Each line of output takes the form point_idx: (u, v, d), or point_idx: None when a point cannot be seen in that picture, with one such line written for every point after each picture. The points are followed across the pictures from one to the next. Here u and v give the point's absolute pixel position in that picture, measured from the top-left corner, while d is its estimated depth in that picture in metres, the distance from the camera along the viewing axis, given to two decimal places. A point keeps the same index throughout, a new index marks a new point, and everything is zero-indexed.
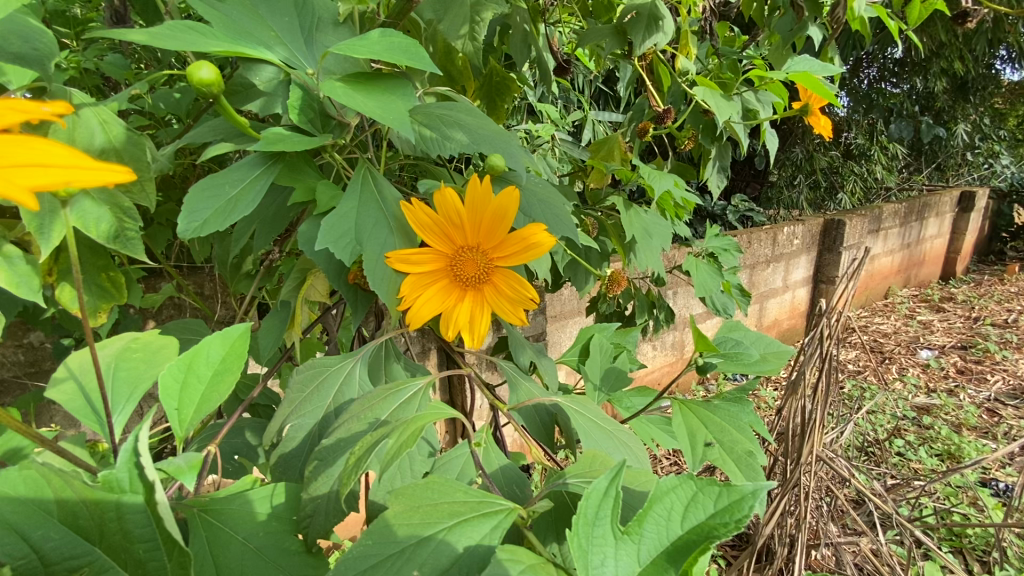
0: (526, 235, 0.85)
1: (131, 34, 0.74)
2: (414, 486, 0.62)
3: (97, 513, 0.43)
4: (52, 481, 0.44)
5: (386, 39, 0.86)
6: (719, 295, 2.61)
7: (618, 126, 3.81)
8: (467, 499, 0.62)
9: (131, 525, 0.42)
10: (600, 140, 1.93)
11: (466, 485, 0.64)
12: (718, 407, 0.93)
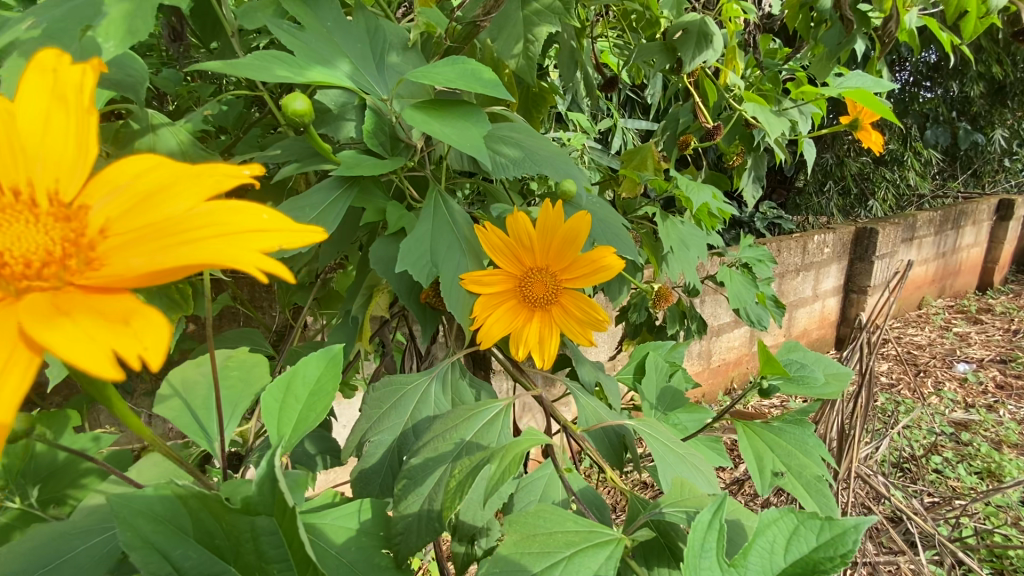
0: (595, 257, 0.86)
1: (214, 65, 0.74)
2: (525, 514, 0.62)
3: (233, 535, 0.46)
4: (189, 504, 0.47)
5: (457, 65, 0.87)
6: (753, 306, 2.57)
7: (645, 133, 3.80)
8: (578, 529, 0.62)
9: (266, 546, 0.45)
10: (632, 150, 1.90)
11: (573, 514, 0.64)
12: (784, 430, 0.93)
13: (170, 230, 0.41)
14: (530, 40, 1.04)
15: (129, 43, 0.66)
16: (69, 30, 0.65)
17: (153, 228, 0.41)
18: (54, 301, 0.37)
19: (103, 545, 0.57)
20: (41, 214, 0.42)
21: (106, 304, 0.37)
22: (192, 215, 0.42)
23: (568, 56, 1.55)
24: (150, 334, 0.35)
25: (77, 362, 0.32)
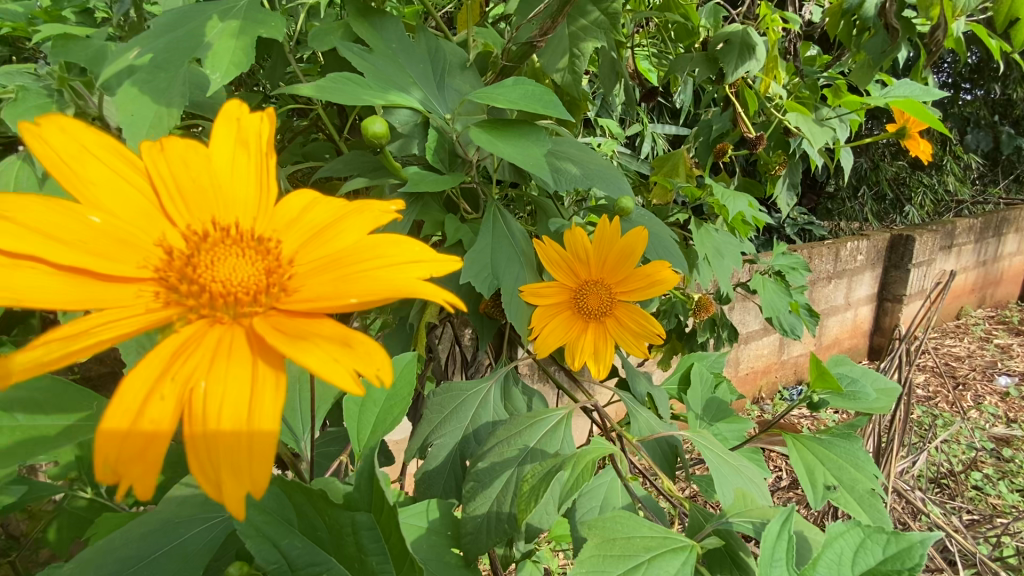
0: (651, 271, 0.89)
1: (305, 89, 0.80)
2: (605, 519, 0.63)
3: (335, 528, 0.50)
4: (293, 498, 0.51)
5: (519, 86, 0.93)
6: (787, 315, 2.53)
7: (674, 137, 3.79)
8: (654, 534, 0.64)
9: (365, 539, 0.49)
10: (663, 157, 1.90)
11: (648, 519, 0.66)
12: (834, 443, 0.95)
13: (352, 260, 0.52)
14: (576, 54, 1.08)
15: (233, 72, 0.72)
16: (174, 60, 0.72)
17: (337, 260, 0.52)
18: (284, 320, 0.46)
19: (204, 533, 0.62)
20: (247, 246, 0.53)
21: (325, 326, 0.44)
22: (364, 248, 0.54)
23: (609, 67, 1.53)
24: (376, 355, 0.42)
25: (332, 377, 0.39)
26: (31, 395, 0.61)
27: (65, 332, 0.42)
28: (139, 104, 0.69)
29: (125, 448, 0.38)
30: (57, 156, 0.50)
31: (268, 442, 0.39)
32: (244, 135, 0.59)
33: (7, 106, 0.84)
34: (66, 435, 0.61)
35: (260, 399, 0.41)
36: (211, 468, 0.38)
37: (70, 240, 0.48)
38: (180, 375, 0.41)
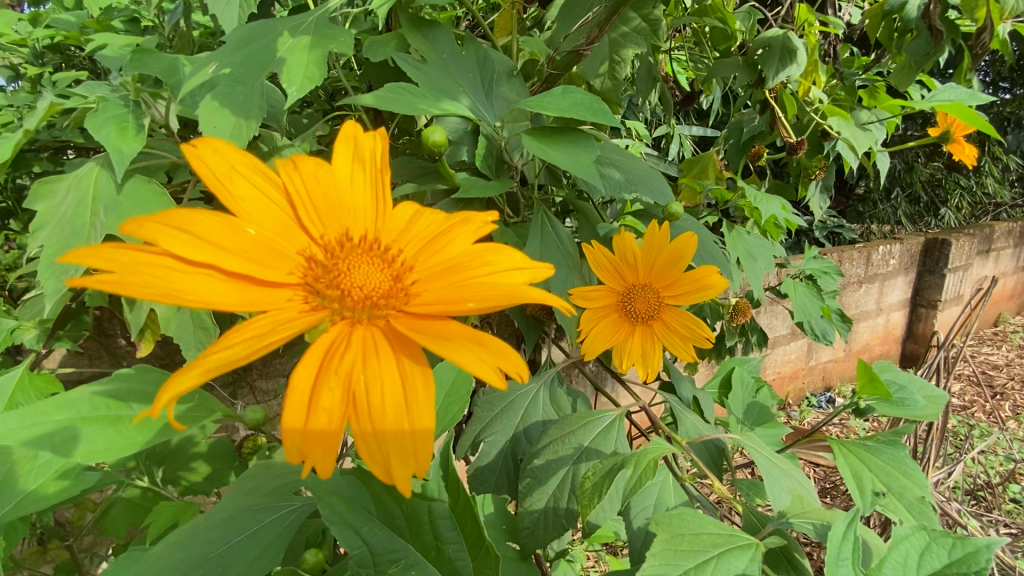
0: (700, 276, 0.90)
1: (365, 99, 0.84)
2: (672, 515, 0.65)
3: (412, 517, 0.53)
4: (371, 486, 0.54)
5: (568, 95, 0.94)
6: (819, 320, 2.47)
7: (700, 139, 3.74)
8: (721, 531, 0.66)
9: (443, 528, 0.52)
10: (691, 159, 1.90)
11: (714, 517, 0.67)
12: (880, 449, 0.95)
13: (463, 271, 0.60)
14: (616, 61, 1.09)
15: (307, 86, 0.76)
16: (250, 73, 0.77)
17: (451, 269, 0.61)
18: (419, 323, 0.53)
19: (281, 519, 0.68)
20: (375, 256, 0.60)
21: (454, 327, 0.51)
22: (471, 260, 0.61)
23: (647, 71, 1.53)
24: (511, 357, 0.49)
25: (483, 377, 0.46)
26: (141, 387, 0.64)
27: (248, 334, 0.49)
28: (220, 116, 0.75)
29: (308, 436, 0.45)
30: (215, 174, 0.57)
31: (427, 431, 0.46)
32: (360, 151, 0.66)
33: (90, 115, 0.90)
34: (171, 426, 0.62)
35: (414, 396, 0.47)
36: (380, 452, 0.45)
37: (233, 250, 0.55)
38: (343, 371, 0.48)
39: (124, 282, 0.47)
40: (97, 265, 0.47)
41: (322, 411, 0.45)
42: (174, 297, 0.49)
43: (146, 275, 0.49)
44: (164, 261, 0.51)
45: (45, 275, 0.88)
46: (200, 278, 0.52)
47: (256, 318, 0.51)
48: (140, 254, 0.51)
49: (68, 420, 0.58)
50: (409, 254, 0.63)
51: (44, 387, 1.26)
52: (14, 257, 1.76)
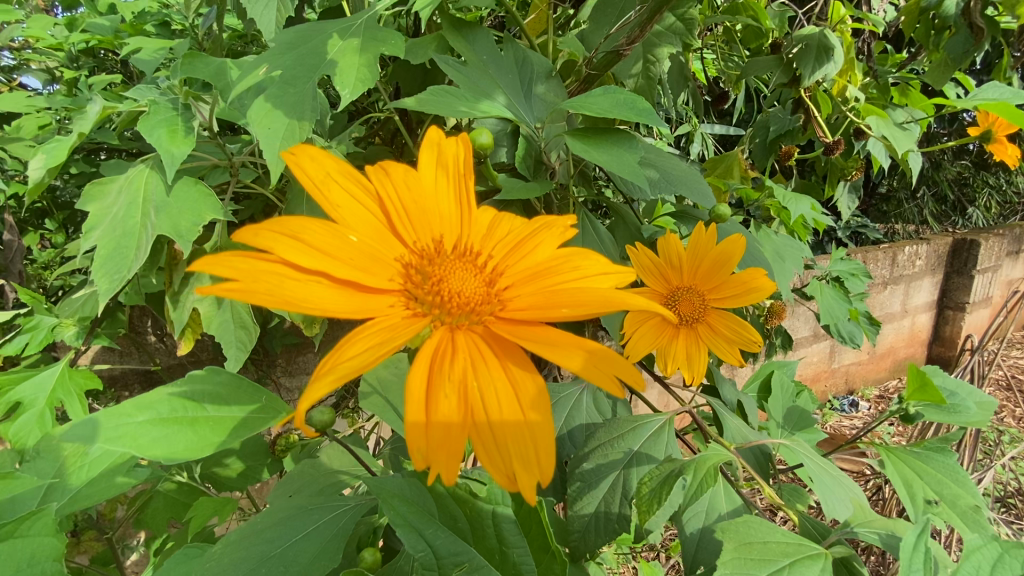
0: (746, 278, 0.89)
1: (408, 102, 0.83)
2: (736, 523, 0.65)
3: (475, 520, 0.54)
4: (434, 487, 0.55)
5: (609, 95, 0.92)
6: (846, 324, 2.40)
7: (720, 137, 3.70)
8: (788, 540, 0.66)
9: (507, 530, 0.54)
10: (716, 159, 1.87)
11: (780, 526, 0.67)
12: (930, 456, 0.93)
13: (549, 278, 0.64)
14: (650, 60, 1.17)
15: (360, 88, 0.78)
16: (300, 76, 0.78)
17: (540, 275, 0.65)
18: (518, 330, 0.57)
19: (335, 521, 0.68)
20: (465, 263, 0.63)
21: (556, 334, 0.54)
22: (553, 269, 0.65)
23: (678, 70, 1.51)
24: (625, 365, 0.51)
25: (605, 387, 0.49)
26: (212, 388, 0.65)
27: (369, 341, 0.51)
28: (273, 118, 0.76)
29: (432, 442, 0.47)
30: (316, 181, 0.58)
31: (547, 437, 0.49)
32: (443, 158, 0.69)
33: (142, 117, 0.92)
34: (244, 426, 0.65)
35: (528, 403, 0.50)
36: (503, 459, 0.47)
37: (340, 256, 0.56)
38: (456, 377, 0.51)
39: (251, 291, 0.48)
40: (224, 275, 0.49)
41: (444, 416, 0.48)
42: (294, 304, 0.50)
43: (267, 283, 0.50)
44: (279, 269, 0.52)
45: (98, 274, 0.91)
46: (313, 284, 0.53)
47: (369, 325, 0.53)
48: (258, 261, 0.52)
49: (149, 421, 0.59)
50: (493, 261, 0.67)
51: (85, 383, 1.29)
52: (50, 255, 1.81)
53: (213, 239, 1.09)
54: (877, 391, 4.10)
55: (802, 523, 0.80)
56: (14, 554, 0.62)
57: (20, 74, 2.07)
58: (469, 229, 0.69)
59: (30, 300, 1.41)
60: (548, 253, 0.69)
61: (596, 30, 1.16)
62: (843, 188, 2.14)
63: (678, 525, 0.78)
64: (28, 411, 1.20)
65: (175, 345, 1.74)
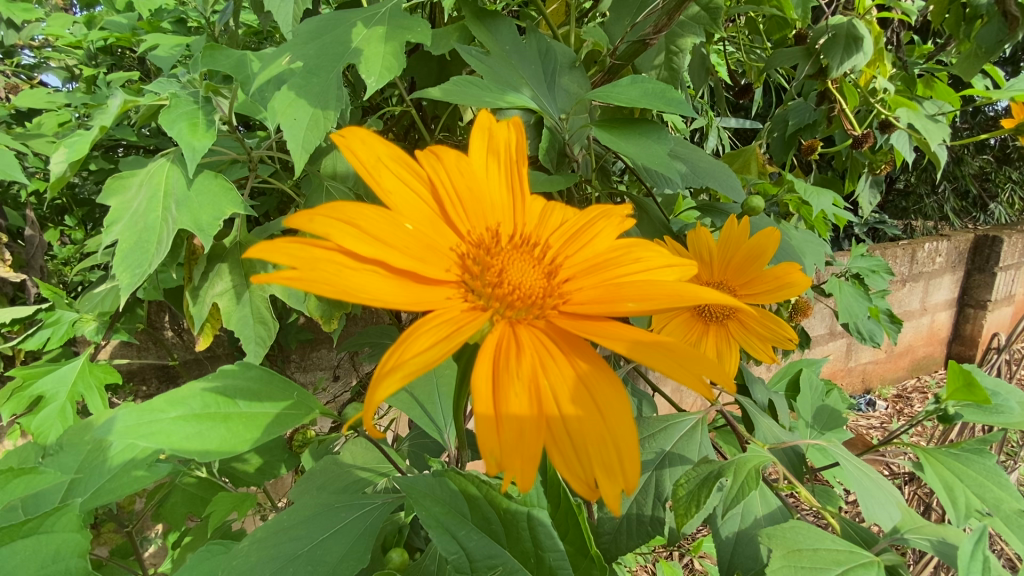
0: (781, 274, 0.87)
1: (430, 93, 0.80)
2: (783, 528, 0.64)
3: (509, 522, 0.53)
4: (466, 487, 0.55)
5: (638, 84, 0.88)
6: (867, 322, 2.32)
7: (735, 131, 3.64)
8: (839, 547, 0.64)
9: (542, 535, 0.52)
10: (733, 152, 1.82)
11: (829, 532, 0.66)
12: (968, 458, 0.90)
13: (610, 270, 0.64)
14: (674, 50, 1.14)
15: (386, 77, 0.77)
16: (324, 65, 0.77)
17: (599, 267, 0.65)
18: (582, 324, 0.55)
19: (363, 518, 0.67)
20: (521, 254, 0.62)
21: (626, 329, 0.52)
22: (615, 260, 0.66)
23: (700, 63, 1.44)
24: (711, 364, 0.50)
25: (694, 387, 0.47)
26: (245, 384, 0.64)
27: (433, 336, 0.49)
28: (297, 108, 0.75)
29: (506, 446, 0.44)
30: (367, 165, 0.57)
31: (629, 442, 0.47)
32: (495, 144, 0.69)
33: (163, 111, 0.91)
34: (277, 423, 0.63)
35: (606, 405, 0.48)
36: (583, 466, 0.45)
37: (397, 245, 0.54)
38: (526, 376, 0.49)
39: (309, 279, 0.46)
40: (281, 263, 0.47)
41: (515, 415, 0.46)
42: (352, 294, 0.47)
43: (325, 271, 0.48)
44: (335, 257, 0.50)
45: (120, 268, 0.90)
46: (369, 274, 0.51)
47: (429, 318, 0.51)
48: (315, 249, 0.50)
49: (182, 417, 0.58)
50: (548, 253, 0.65)
51: (105, 377, 1.29)
52: (70, 251, 1.82)
53: (233, 234, 1.09)
54: (894, 390, 4.02)
55: (840, 525, 0.79)
56: (39, 549, 0.62)
57: (40, 72, 2.09)
58: (521, 218, 0.68)
59: (51, 295, 1.42)
60: (607, 243, 0.70)
61: (616, 21, 1.11)
62: (864, 183, 2.10)
63: (712, 528, 0.78)
64: (50, 405, 1.20)
65: (192, 340, 1.75)
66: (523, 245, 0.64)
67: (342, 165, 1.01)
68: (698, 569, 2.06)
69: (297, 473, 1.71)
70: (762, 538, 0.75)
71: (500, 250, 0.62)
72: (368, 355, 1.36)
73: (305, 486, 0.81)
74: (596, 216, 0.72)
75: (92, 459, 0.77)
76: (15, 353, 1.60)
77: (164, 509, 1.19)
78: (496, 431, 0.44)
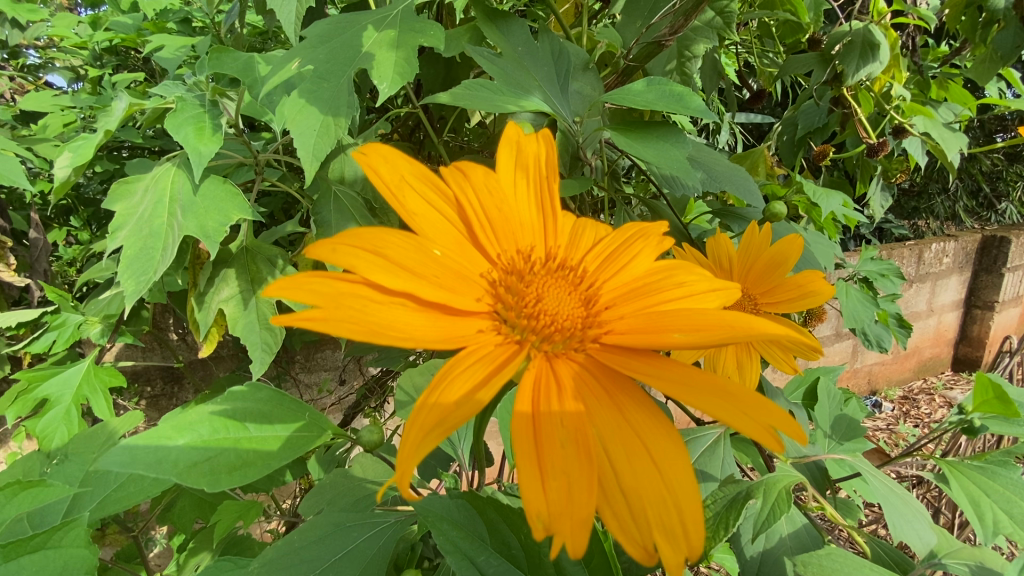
0: (803, 282, 0.87)
1: (441, 96, 0.77)
2: (817, 556, 0.63)
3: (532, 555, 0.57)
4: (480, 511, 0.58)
5: (654, 87, 0.84)
6: (875, 326, 2.24)
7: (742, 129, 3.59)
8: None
9: (568, 564, 0.57)
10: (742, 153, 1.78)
11: (865, 560, 0.64)
12: (992, 471, 0.88)
13: (650, 296, 0.62)
14: (686, 56, 1.10)
15: (398, 82, 0.75)
16: (334, 70, 0.75)
17: (638, 292, 0.63)
18: (625, 360, 0.53)
19: (377, 537, 0.67)
20: (555, 280, 0.61)
21: (671, 365, 0.50)
22: (655, 285, 0.64)
23: (710, 66, 1.38)
24: (776, 410, 0.45)
25: (760, 440, 0.43)
26: (254, 406, 0.62)
27: (471, 378, 0.47)
28: (307, 115, 0.73)
29: (551, 505, 0.40)
30: (391, 186, 0.55)
31: (691, 500, 0.43)
32: (523, 158, 0.66)
33: (170, 114, 0.89)
34: (289, 446, 0.62)
35: (661, 456, 0.45)
36: (639, 527, 0.41)
37: (425, 275, 0.53)
38: (571, 423, 0.46)
39: (333, 318, 0.44)
40: (305, 300, 0.45)
41: (562, 467, 0.43)
42: (380, 332, 0.45)
43: (350, 308, 0.46)
44: (362, 291, 0.48)
45: (125, 275, 0.88)
46: (397, 308, 0.50)
47: (459, 355, 0.49)
48: (341, 283, 0.48)
49: (190, 444, 0.55)
50: (584, 277, 0.63)
51: (111, 380, 1.27)
52: (74, 252, 1.80)
53: (239, 239, 1.07)
54: (900, 392, 3.99)
55: (871, 548, 0.79)
56: (44, 566, 0.60)
57: (47, 73, 2.08)
58: (553, 239, 0.66)
59: (56, 297, 1.40)
60: (645, 265, 0.68)
61: (627, 24, 1.07)
62: (876, 185, 2.01)
63: (737, 548, 0.77)
64: (54, 408, 1.18)
65: (195, 342, 1.73)
66: (558, 269, 0.62)
67: (350, 170, 0.99)
68: (703, 573, 2.05)
69: (302, 476, 1.69)
70: (788, 558, 0.75)
71: (533, 275, 0.60)
72: (373, 361, 1.34)
73: (314, 500, 0.80)
74: (635, 240, 0.70)
75: (97, 472, 0.76)
76: (18, 356, 1.59)
77: (169, 514, 1.18)
78: (541, 486, 0.41)
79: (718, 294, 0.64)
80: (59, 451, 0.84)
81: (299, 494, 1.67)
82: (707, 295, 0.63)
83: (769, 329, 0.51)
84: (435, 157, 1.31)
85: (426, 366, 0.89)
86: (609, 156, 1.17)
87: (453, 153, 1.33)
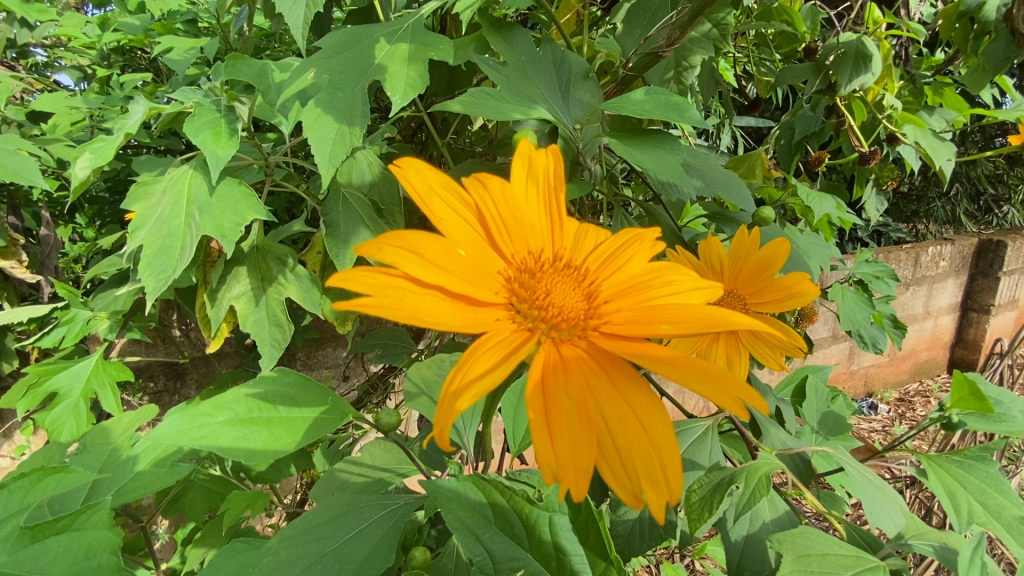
0: (790, 284, 0.92)
1: (451, 104, 0.81)
2: (795, 535, 0.67)
3: (529, 525, 0.60)
4: (484, 487, 0.63)
5: (652, 97, 0.88)
6: (869, 328, 2.28)
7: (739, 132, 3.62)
8: (845, 552, 0.67)
9: (564, 539, 0.59)
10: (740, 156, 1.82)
11: (838, 539, 0.69)
12: (970, 465, 0.92)
13: (645, 292, 0.67)
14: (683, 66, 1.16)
15: (410, 94, 0.79)
16: (349, 80, 0.79)
17: (633, 288, 0.67)
18: (621, 345, 0.58)
19: (386, 518, 0.71)
20: (562, 277, 0.65)
21: (661, 349, 0.55)
22: (648, 283, 0.68)
23: (708, 75, 1.42)
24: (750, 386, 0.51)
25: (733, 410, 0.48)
26: (284, 390, 0.66)
27: (492, 357, 0.51)
28: (323, 123, 0.77)
29: (558, 457, 0.45)
30: (421, 194, 0.60)
31: (674, 458, 0.48)
32: (534, 170, 0.70)
33: (188, 119, 0.93)
34: (316, 426, 0.66)
35: (651, 425, 0.50)
36: (630, 478, 0.47)
37: (453, 271, 0.57)
38: (575, 395, 0.51)
39: (382, 306, 0.49)
40: (357, 291, 0.50)
41: (567, 430, 0.48)
42: (417, 319, 0.50)
43: (394, 298, 0.51)
44: (402, 284, 0.53)
45: (145, 273, 0.93)
46: (431, 298, 0.54)
47: (482, 339, 0.54)
48: (383, 276, 0.53)
49: (228, 421, 0.62)
50: (585, 275, 0.68)
51: (118, 375, 1.31)
52: (82, 249, 1.84)
53: (250, 239, 1.11)
54: (897, 394, 4.03)
55: (848, 531, 0.83)
56: (71, 545, 0.64)
57: (53, 73, 2.11)
58: (559, 241, 0.70)
59: (66, 293, 1.45)
60: (640, 266, 0.72)
61: (627, 34, 1.15)
62: (872, 189, 2.07)
63: (723, 532, 0.82)
64: (64, 401, 1.22)
65: (200, 339, 1.77)
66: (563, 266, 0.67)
67: (358, 174, 1.02)
68: (699, 570, 2.09)
69: (305, 470, 1.73)
70: (769, 540, 0.80)
71: (543, 273, 0.65)
72: (377, 358, 1.37)
73: (324, 487, 0.84)
74: (634, 244, 0.74)
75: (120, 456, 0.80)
76: (28, 350, 1.63)
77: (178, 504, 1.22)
78: (550, 444, 0.46)
79: (704, 293, 0.68)
80: (79, 439, 0.89)
81: (302, 487, 1.71)
82: (694, 295, 0.67)
83: (749, 321, 0.55)
84: (437, 158, 1.34)
85: (432, 360, 0.94)
86: (607, 160, 1.21)
87: (456, 156, 1.37)
